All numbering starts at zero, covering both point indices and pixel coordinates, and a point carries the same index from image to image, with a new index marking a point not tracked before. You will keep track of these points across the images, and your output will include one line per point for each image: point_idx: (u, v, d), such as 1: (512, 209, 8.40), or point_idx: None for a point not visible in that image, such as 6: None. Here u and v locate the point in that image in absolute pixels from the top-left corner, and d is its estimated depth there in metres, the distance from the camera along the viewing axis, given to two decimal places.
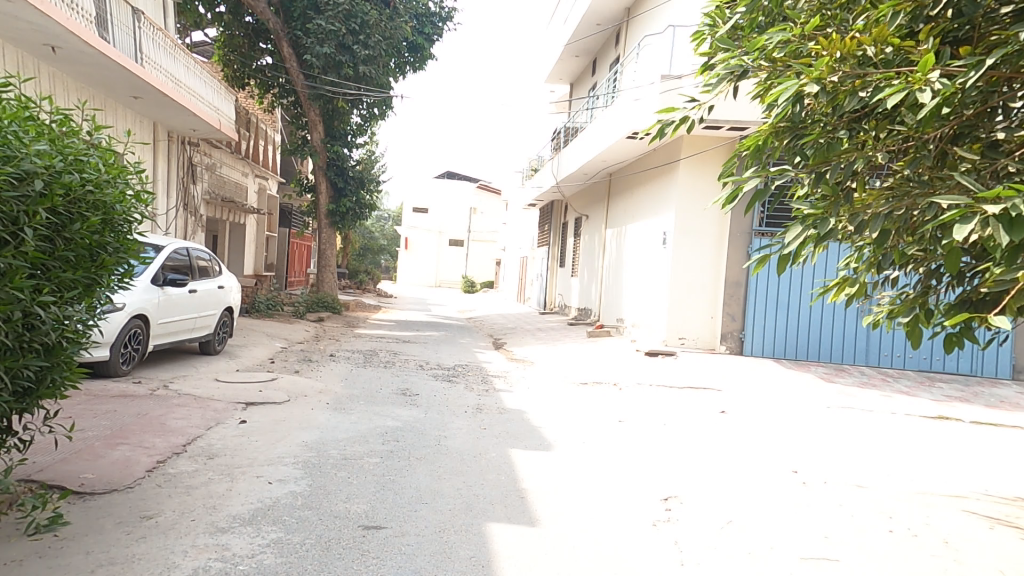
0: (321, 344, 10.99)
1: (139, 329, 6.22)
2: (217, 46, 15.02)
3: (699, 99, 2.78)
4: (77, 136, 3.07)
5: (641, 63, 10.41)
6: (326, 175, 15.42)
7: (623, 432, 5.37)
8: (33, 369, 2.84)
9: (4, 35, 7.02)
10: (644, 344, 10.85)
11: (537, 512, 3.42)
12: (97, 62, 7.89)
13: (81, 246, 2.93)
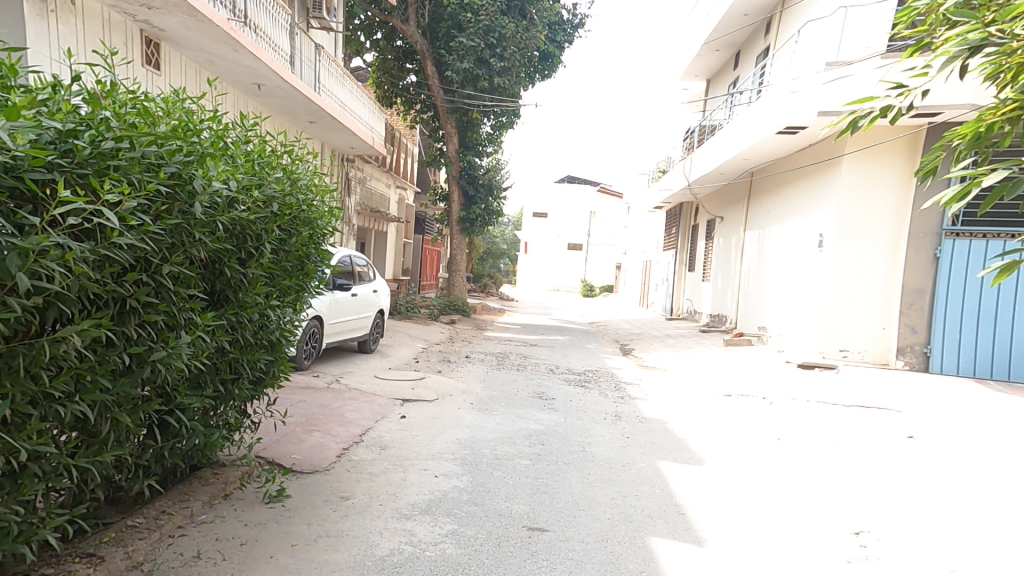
0: (456, 345, 11.58)
1: (316, 329, 7.00)
2: (372, 71, 16.52)
3: (908, 84, 2.44)
4: (296, 163, 3.62)
5: (800, 51, 9.70)
6: (460, 184, 16.23)
7: (782, 451, 5.01)
8: (263, 362, 3.47)
9: (225, 77, 8.31)
10: (795, 355, 9.99)
11: (703, 532, 3.29)
12: (292, 96, 9.12)
13: (296, 258, 3.51)
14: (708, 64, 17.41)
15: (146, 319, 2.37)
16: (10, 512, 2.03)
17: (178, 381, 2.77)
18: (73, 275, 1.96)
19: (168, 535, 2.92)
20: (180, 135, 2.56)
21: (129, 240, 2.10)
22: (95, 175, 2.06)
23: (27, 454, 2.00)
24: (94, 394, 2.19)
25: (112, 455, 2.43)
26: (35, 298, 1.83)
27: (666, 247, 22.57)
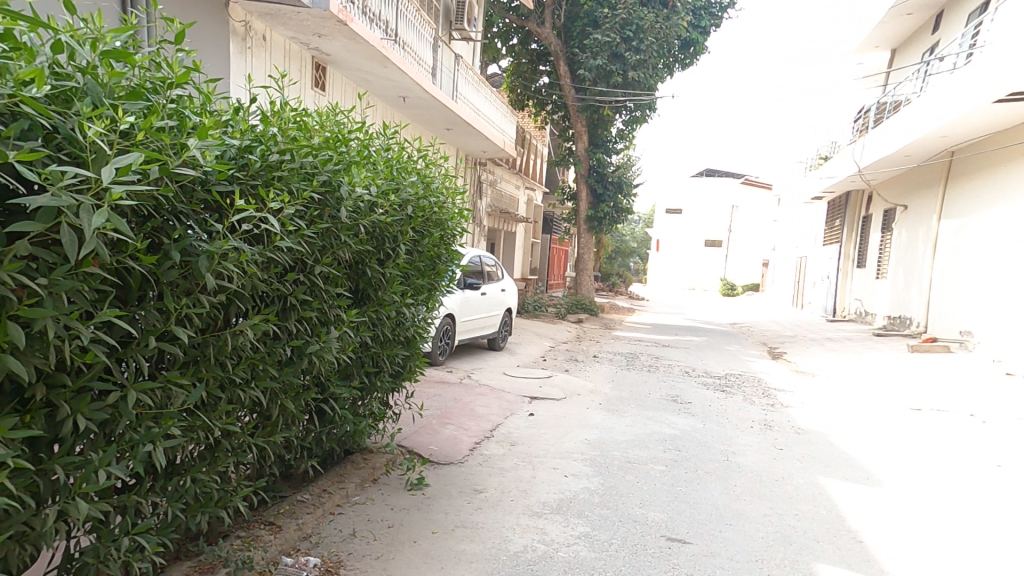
0: (583, 344, 11.51)
1: (450, 326, 7.36)
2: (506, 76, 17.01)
3: None
4: (429, 168, 3.82)
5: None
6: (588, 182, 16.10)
7: (1001, 480, 4.25)
8: (401, 357, 3.73)
9: (375, 91, 9.02)
10: (1010, 365, 8.44)
11: (887, 565, 2.90)
12: (435, 105, 9.66)
13: (428, 257, 3.73)
14: (896, 31, 15.50)
15: (303, 315, 2.64)
16: (210, 480, 2.41)
17: (331, 372, 3.05)
18: (247, 275, 2.21)
19: (330, 511, 3.23)
20: (331, 146, 2.80)
21: (289, 243, 2.33)
22: (263, 186, 2.30)
23: (219, 431, 2.33)
24: (266, 381, 2.49)
25: (281, 436, 2.76)
26: (220, 295, 2.10)
27: (827, 242, 20.48)
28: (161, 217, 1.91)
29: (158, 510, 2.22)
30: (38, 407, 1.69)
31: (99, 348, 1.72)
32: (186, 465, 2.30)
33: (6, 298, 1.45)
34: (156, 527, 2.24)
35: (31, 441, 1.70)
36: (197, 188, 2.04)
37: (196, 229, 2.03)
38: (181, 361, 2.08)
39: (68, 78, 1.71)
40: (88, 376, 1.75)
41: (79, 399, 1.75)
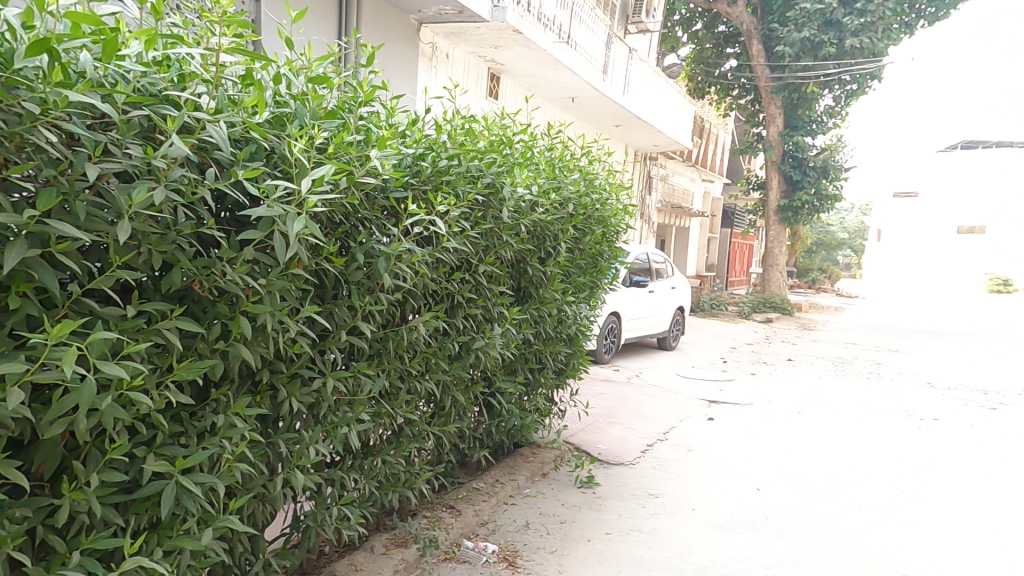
0: (770, 346, 10.54)
1: (615, 324, 7.26)
2: (686, 64, 16.28)
3: None
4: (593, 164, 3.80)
5: None
6: (782, 169, 14.74)
7: None
8: (563, 355, 3.81)
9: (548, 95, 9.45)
10: None
11: None
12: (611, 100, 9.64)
13: (589, 255, 3.74)
14: None
15: (469, 313, 2.81)
16: (397, 462, 2.66)
17: (497, 367, 3.20)
18: (418, 275, 2.39)
19: (504, 501, 3.37)
20: (496, 149, 2.91)
21: (455, 244, 2.48)
22: (432, 190, 2.47)
23: (402, 418, 2.57)
24: (438, 374, 2.70)
25: (454, 426, 2.97)
26: (395, 293, 2.30)
27: None
28: (350, 223, 2.16)
29: (357, 485, 2.52)
30: (265, 389, 2.01)
31: (303, 340, 1.99)
32: (376, 447, 2.58)
33: (240, 295, 1.75)
34: (357, 500, 2.53)
35: (261, 417, 2.03)
36: (378, 195, 2.27)
37: (377, 233, 2.25)
38: (367, 353, 2.33)
39: (285, 105, 2.01)
40: (298, 364, 2.04)
41: (292, 383, 2.05)
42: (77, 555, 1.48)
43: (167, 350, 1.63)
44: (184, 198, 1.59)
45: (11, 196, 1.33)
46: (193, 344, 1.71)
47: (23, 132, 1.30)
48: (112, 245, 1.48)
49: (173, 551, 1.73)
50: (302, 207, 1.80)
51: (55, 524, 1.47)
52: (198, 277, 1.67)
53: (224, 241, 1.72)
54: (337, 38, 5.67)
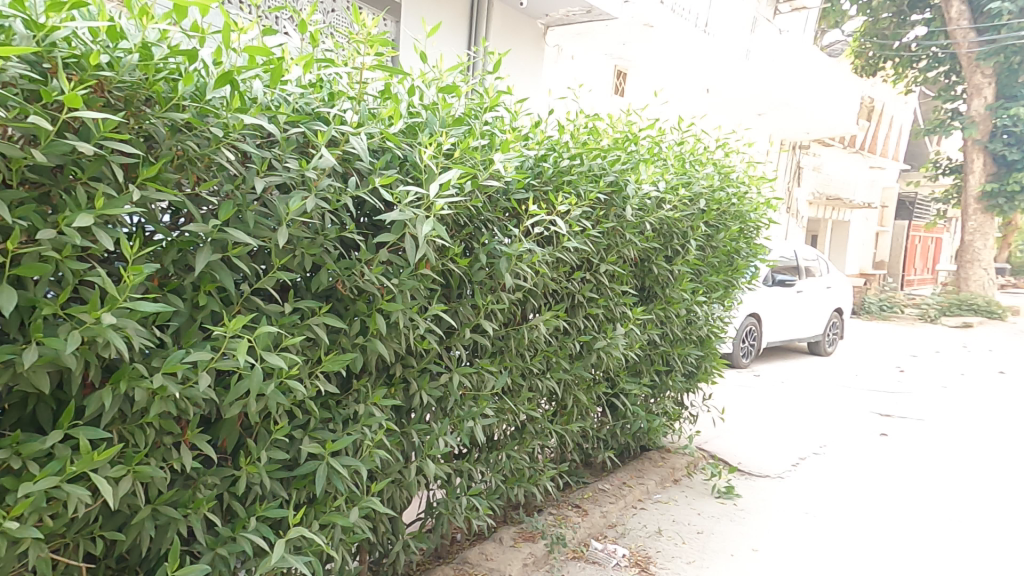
0: (961, 353, 9.27)
1: (754, 326, 6.79)
2: (852, 39, 14.76)
3: None
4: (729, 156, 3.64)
5: None
6: (989, 148, 12.72)
7: None
8: (693, 357, 3.68)
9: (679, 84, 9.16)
10: None
11: None
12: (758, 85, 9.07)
13: (722, 253, 3.59)
14: None
15: (589, 312, 2.80)
16: (522, 458, 2.72)
17: (620, 368, 3.17)
18: (538, 275, 2.42)
19: (633, 505, 3.30)
20: (621, 147, 2.86)
21: (575, 243, 2.46)
22: (553, 190, 2.47)
23: (525, 415, 2.63)
24: (559, 372, 2.72)
25: (577, 425, 2.98)
26: (517, 293, 2.36)
27: None
28: (473, 225, 2.24)
29: (484, 477, 2.60)
30: (398, 381, 2.15)
31: (431, 337, 2.11)
32: (500, 442, 2.65)
33: (376, 294, 1.89)
34: (485, 492, 2.62)
35: (396, 408, 2.18)
36: (500, 197, 2.34)
37: (499, 234, 2.31)
38: (490, 350, 2.41)
39: (417, 115, 2.13)
40: (427, 359, 2.16)
41: (422, 377, 2.17)
42: (254, 520, 1.69)
43: (317, 344, 1.80)
44: (330, 204, 1.75)
45: (197, 208, 1.55)
46: (337, 338, 1.88)
47: (210, 153, 1.51)
48: (274, 249, 1.67)
49: (327, 525, 1.91)
50: (432, 209, 1.90)
51: (236, 492, 1.70)
52: (341, 277, 1.83)
53: (363, 244, 1.87)
54: (467, 49, 5.90)
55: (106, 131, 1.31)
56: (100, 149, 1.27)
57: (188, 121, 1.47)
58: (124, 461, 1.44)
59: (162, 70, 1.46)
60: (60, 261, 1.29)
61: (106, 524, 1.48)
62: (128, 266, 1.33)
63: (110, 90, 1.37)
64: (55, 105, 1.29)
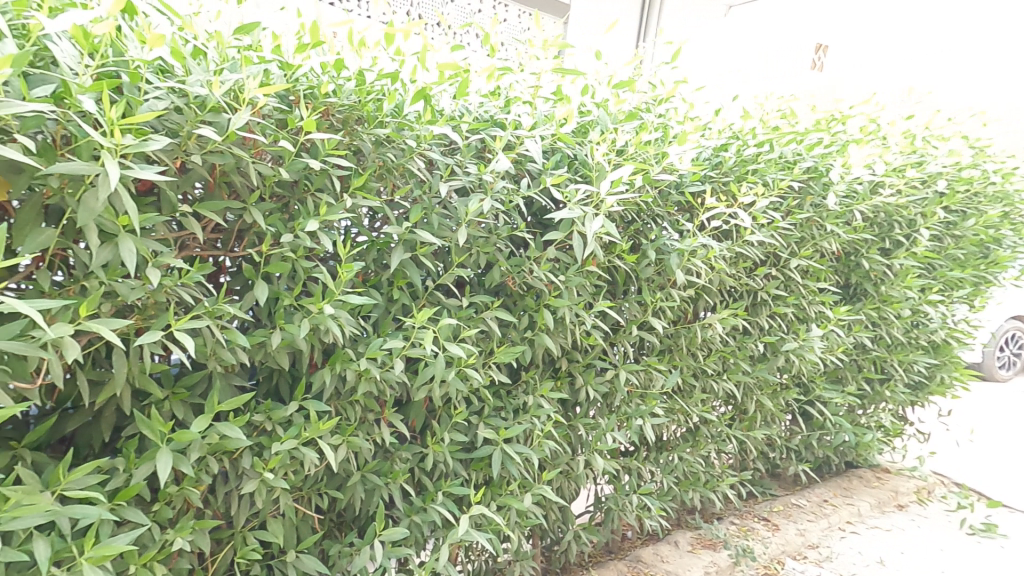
0: None
1: (1018, 332, 5.77)
2: None
3: None
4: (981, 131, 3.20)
5: None
6: None
7: None
8: (922, 366, 3.23)
9: None
10: None
11: None
12: None
13: (972, 245, 3.15)
14: None
15: (775, 311, 2.57)
16: (696, 461, 2.60)
17: (815, 374, 2.86)
18: (714, 270, 2.29)
19: (839, 528, 2.98)
20: (823, 129, 2.65)
21: (759, 236, 2.27)
22: (735, 182, 2.32)
23: (697, 417, 2.50)
24: (737, 375, 2.55)
25: (760, 433, 2.75)
26: (688, 290, 2.26)
27: None
28: (641, 220, 2.18)
29: (655, 478, 2.54)
30: (564, 375, 2.19)
31: (597, 333, 2.12)
32: (672, 443, 2.56)
33: (543, 289, 1.96)
34: (656, 492, 2.56)
35: (563, 401, 2.22)
36: (671, 191, 2.23)
37: (669, 229, 2.23)
38: (658, 348, 2.34)
39: (588, 113, 2.14)
40: (592, 354, 2.17)
41: (587, 372, 2.19)
42: (441, 494, 1.86)
43: (489, 336, 1.92)
44: (504, 204, 1.85)
45: (393, 213, 1.75)
46: (507, 332, 1.98)
47: (405, 162, 1.69)
48: (454, 248, 1.82)
49: (504, 507, 2.03)
50: (597, 204, 1.89)
51: (425, 468, 1.89)
52: (511, 273, 1.92)
53: (532, 242, 1.94)
54: (636, 47, 5.71)
55: (330, 149, 1.54)
56: (326, 166, 1.50)
57: (390, 135, 1.65)
58: (340, 432, 1.69)
59: (372, 92, 1.65)
60: (295, 260, 1.55)
61: (328, 484, 1.75)
62: (343, 265, 1.55)
63: (334, 113, 1.59)
64: (295, 130, 1.54)
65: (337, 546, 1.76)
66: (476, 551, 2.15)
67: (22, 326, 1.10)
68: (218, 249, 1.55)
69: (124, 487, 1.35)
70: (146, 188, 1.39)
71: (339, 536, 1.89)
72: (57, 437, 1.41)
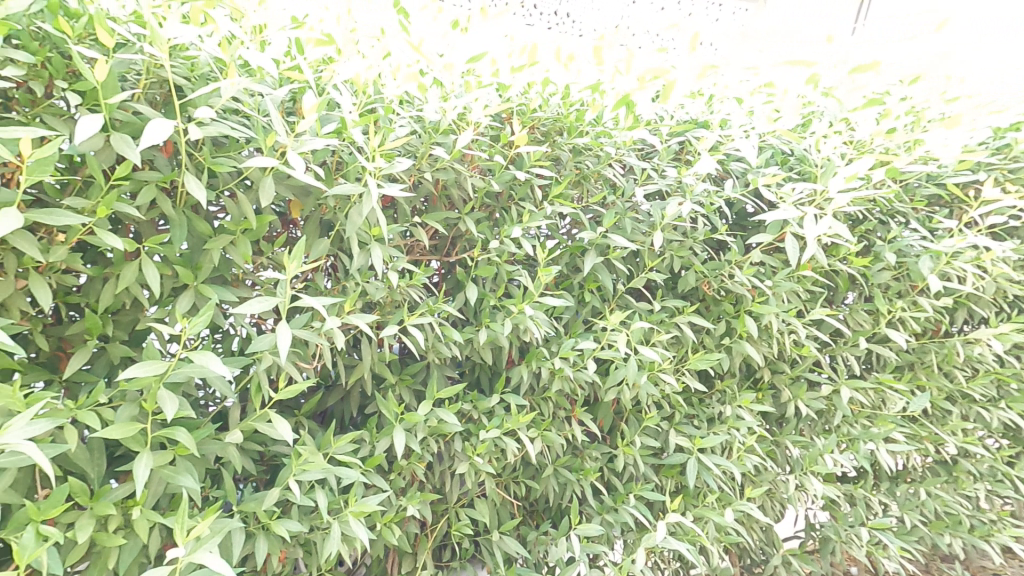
0: None
1: None
2: None
3: None
4: None
5: None
6: None
7: None
8: None
9: None
10: None
11: None
12: None
13: None
14: None
15: None
16: (953, 501, 2.24)
17: None
18: (988, 276, 2.01)
19: None
20: None
21: None
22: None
23: (953, 448, 2.17)
24: (1021, 403, 2.21)
25: None
26: (941, 298, 1.96)
27: None
28: (873, 218, 1.97)
29: (892, 512, 2.22)
30: (766, 387, 2.05)
31: (809, 343, 1.93)
32: (915, 475, 2.27)
33: (743, 295, 1.85)
34: (895, 529, 2.21)
35: (766, 415, 2.10)
36: (921, 185, 2.05)
37: (914, 227, 2.00)
38: (894, 365, 2.08)
39: (812, 107, 2.01)
40: (800, 366, 2.00)
41: (795, 386, 2.02)
42: (633, 497, 1.86)
43: (682, 342, 1.89)
44: (704, 207, 1.80)
45: (586, 218, 1.81)
46: (701, 338, 1.92)
47: (601, 168, 1.75)
48: (646, 251, 1.81)
49: (701, 518, 1.95)
50: (818, 200, 1.71)
51: (614, 468, 1.92)
52: (708, 278, 1.86)
53: (733, 245, 1.86)
54: None
55: (534, 160, 1.66)
56: (530, 176, 1.62)
57: (589, 144, 1.74)
58: (536, 425, 1.80)
59: (574, 103, 1.75)
60: (499, 264, 1.72)
61: (523, 473, 1.87)
62: (541, 269, 1.66)
63: (540, 127, 1.71)
64: (505, 145, 1.70)
65: (533, 533, 1.88)
66: (667, 561, 2.10)
67: (307, 318, 1.40)
68: (436, 254, 1.78)
69: (370, 456, 1.60)
70: (388, 203, 1.66)
71: (534, 523, 2.01)
72: (319, 408, 1.75)
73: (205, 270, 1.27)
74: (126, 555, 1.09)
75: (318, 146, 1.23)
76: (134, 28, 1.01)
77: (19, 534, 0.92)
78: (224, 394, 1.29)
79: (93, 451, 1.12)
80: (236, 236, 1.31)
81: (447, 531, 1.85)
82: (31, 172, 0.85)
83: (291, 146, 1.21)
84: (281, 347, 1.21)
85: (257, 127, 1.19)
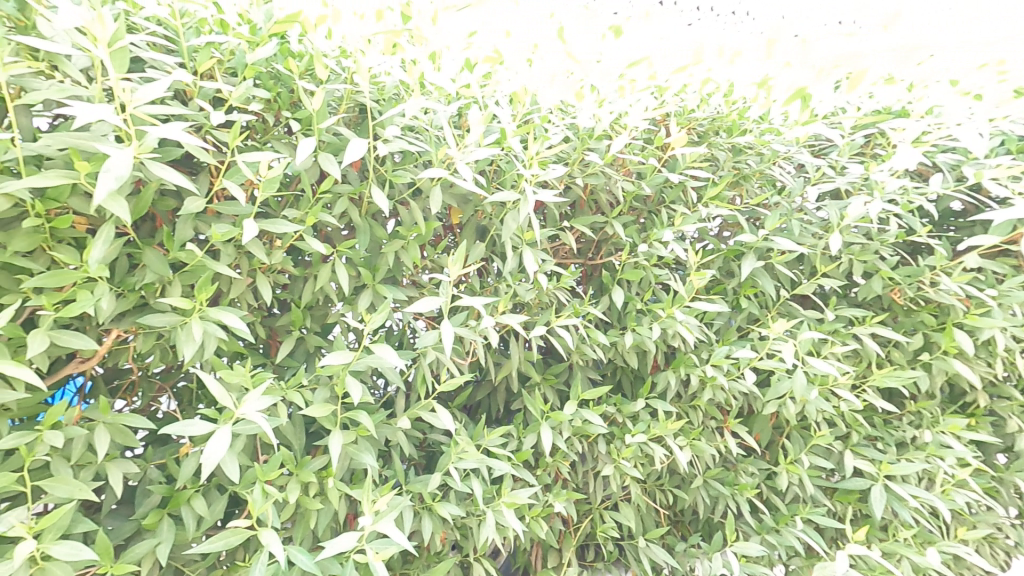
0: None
1: None
2: None
3: None
4: None
5: None
6: None
7: None
8: None
9: None
10: None
11: None
12: None
13: None
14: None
15: None
16: None
17: None
18: None
19: None
20: None
21: None
22: None
23: None
24: None
25: None
26: None
27: None
28: None
29: None
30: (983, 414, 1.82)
31: None
32: None
33: (950, 305, 1.65)
34: None
35: (985, 445, 1.88)
36: None
37: None
38: None
39: None
40: None
41: None
42: (800, 519, 1.73)
43: (861, 355, 1.72)
44: (898, 207, 1.63)
45: (746, 221, 1.72)
46: (887, 353, 1.74)
47: (764, 168, 1.66)
48: (819, 256, 1.66)
49: (892, 555, 1.73)
50: None
51: (773, 485, 1.81)
52: (901, 286, 1.68)
53: (939, 249, 1.64)
54: None
55: (689, 161, 1.62)
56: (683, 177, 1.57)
57: (751, 142, 1.66)
58: (685, 434, 1.73)
59: (737, 102, 1.68)
60: (647, 268, 1.66)
61: (670, 481, 1.82)
62: (693, 273, 1.58)
63: (697, 127, 1.66)
64: (659, 148, 1.68)
65: (683, 544, 1.81)
66: None
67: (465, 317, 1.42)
68: (580, 257, 1.79)
69: (516, 451, 1.60)
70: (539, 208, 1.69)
71: (678, 532, 1.97)
72: (468, 402, 1.83)
73: (382, 272, 1.38)
74: (323, 518, 1.23)
75: (483, 156, 1.25)
76: (341, 59, 1.18)
77: (250, 490, 1.11)
78: (393, 382, 1.38)
79: (297, 425, 1.30)
80: (407, 241, 1.40)
81: (590, 532, 1.86)
82: (266, 190, 1.00)
83: (460, 157, 1.25)
84: (445, 343, 1.26)
85: (431, 141, 1.29)
